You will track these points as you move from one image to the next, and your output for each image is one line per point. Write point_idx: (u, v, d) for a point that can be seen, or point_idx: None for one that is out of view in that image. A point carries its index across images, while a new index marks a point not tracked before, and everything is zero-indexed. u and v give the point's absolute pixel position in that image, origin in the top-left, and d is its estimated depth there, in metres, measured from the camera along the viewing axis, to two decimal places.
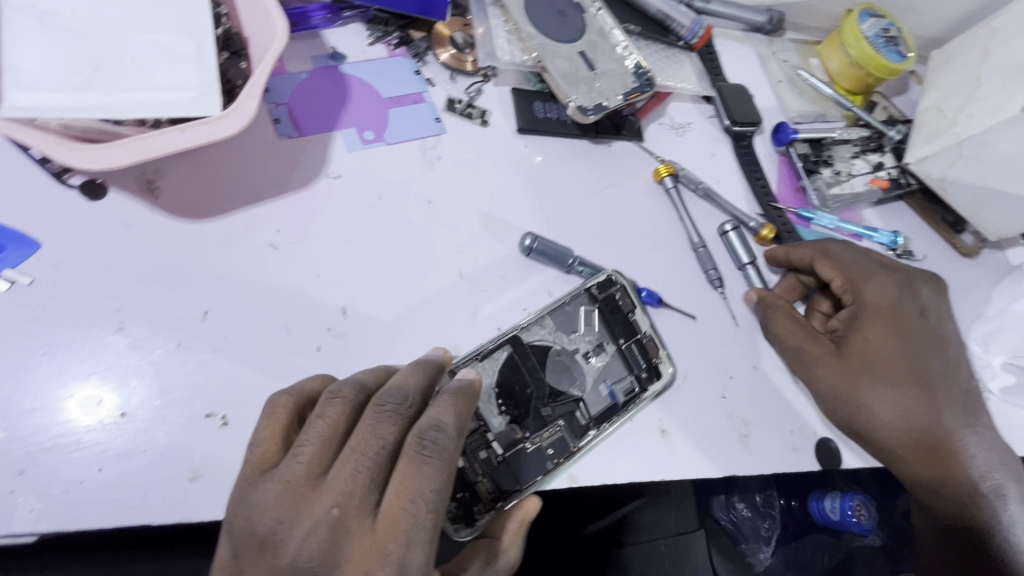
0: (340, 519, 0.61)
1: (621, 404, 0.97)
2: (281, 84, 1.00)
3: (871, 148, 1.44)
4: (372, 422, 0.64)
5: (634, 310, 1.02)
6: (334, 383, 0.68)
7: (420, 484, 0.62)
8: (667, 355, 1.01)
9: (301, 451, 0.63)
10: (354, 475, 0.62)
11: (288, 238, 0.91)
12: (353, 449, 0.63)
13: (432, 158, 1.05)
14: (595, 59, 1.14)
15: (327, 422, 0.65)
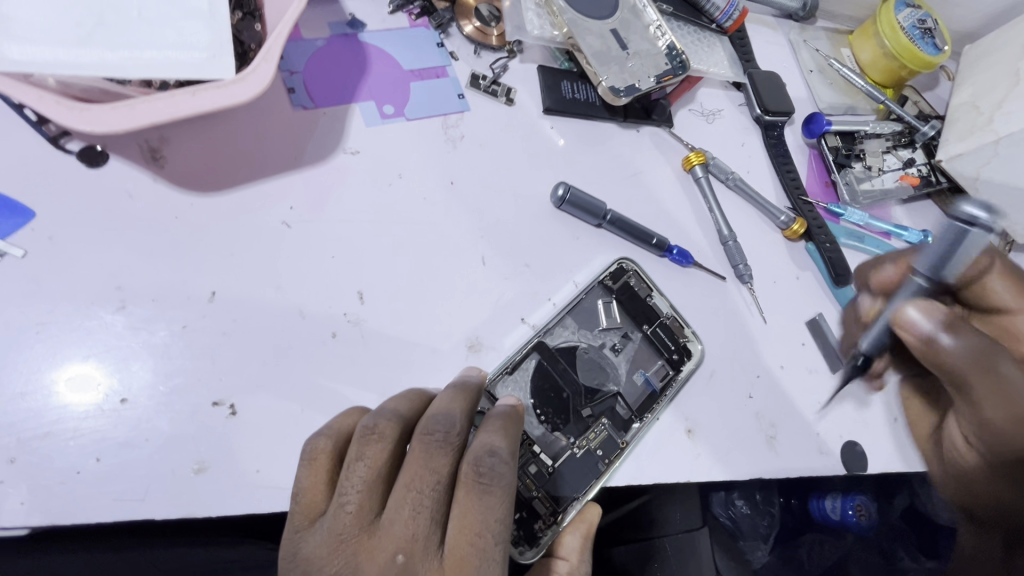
0: (406, 564, 0.60)
1: (657, 386, 0.95)
2: (296, 50, 0.94)
3: (903, 143, 1.38)
4: (420, 456, 0.63)
5: (653, 292, 0.99)
6: (368, 419, 0.65)
7: (481, 520, 0.62)
8: (693, 333, 0.99)
9: (349, 497, 0.62)
10: (413, 515, 0.62)
11: (303, 216, 0.85)
12: (408, 487, 0.63)
13: (454, 136, 0.99)
14: (628, 38, 1.08)
15: (372, 463, 0.63)
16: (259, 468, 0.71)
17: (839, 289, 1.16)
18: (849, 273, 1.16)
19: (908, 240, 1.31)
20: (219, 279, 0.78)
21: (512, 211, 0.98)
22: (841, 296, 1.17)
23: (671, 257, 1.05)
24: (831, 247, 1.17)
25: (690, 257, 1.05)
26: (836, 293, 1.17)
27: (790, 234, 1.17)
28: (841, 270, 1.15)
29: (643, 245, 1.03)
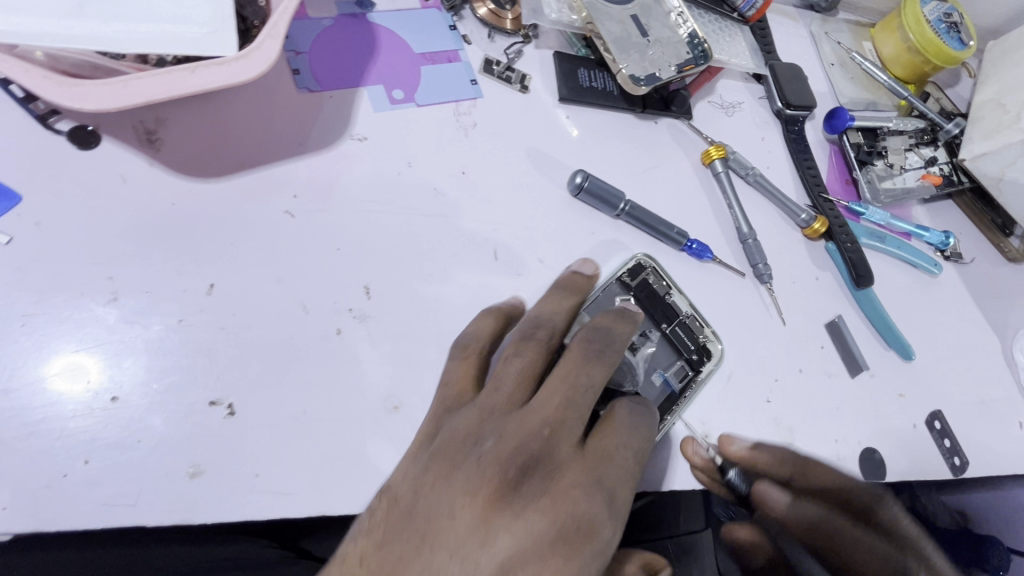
0: (551, 437, 0.66)
1: (678, 388, 0.91)
2: (300, 29, 0.88)
3: (925, 141, 1.34)
4: (586, 362, 0.73)
5: (672, 288, 0.96)
6: (528, 325, 0.77)
7: (627, 426, 0.72)
8: (712, 332, 0.96)
9: (501, 386, 0.70)
10: (567, 396, 0.69)
11: (307, 205, 0.80)
12: (568, 378, 0.71)
13: (466, 124, 0.94)
14: (649, 24, 1.03)
15: (535, 360, 0.73)
16: (258, 473, 0.67)
17: (860, 290, 1.13)
18: (869, 274, 1.12)
19: (929, 241, 1.27)
20: (218, 271, 0.73)
21: (526, 203, 0.93)
22: (861, 298, 1.13)
23: (690, 252, 1.01)
24: (853, 247, 1.13)
25: (708, 252, 1.01)
26: (857, 294, 1.14)
27: (811, 232, 1.13)
28: (863, 270, 1.12)
29: (662, 238, 0.99)
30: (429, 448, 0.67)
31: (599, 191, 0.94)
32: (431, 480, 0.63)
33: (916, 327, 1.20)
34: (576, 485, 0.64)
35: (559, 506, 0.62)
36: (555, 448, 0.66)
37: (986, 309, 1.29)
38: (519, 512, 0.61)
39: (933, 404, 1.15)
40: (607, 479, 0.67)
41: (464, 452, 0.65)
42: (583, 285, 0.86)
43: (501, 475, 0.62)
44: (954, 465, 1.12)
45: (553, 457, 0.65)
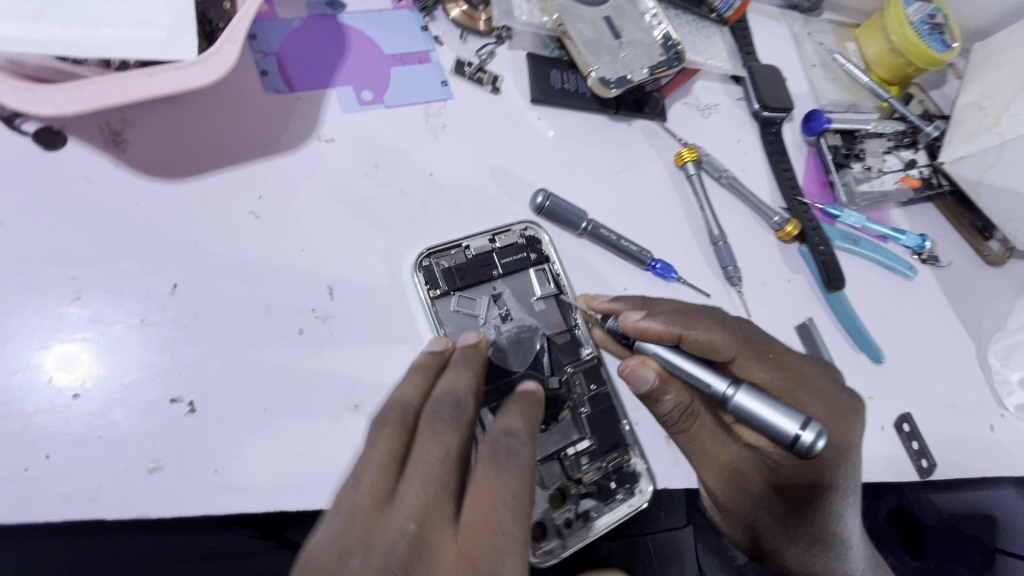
0: (418, 533, 0.60)
1: (567, 303, 0.92)
2: (269, 30, 0.89)
3: (905, 143, 1.33)
4: (442, 427, 0.67)
5: (460, 241, 0.88)
6: (389, 408, 0.69)
7: (501, 488, 0.63)
8: (511, 227, 0.92)
9: (359, 483, 0.64)
10: (431, 477, 0.63)
11: (272, 206, 0.81)
12: (413, 477, 0.64)
13: (436, 125, 0.95)
14: (622, 26, 1.03)
15: (392, 449, 0.66)
16: (218, 469, 0.69)
17: (832, 293, 1.13)
18: (841, 277, 1.13)
19: (906, 244, 1.27)
20: (181, 271, 0.75)
21: (494, 204, 0.94)
22: (833, 301, 1.14)
23: (654, 272, 1.01)
24: (825, 250, 1.14)
25: (673, 272, 1.01)
26: (829, 297, 1.14)
27: (783, 235, 1.13)
28: (834, 273, 1.12)
29: (625, 258, 0.99)
30: (302, 568, 0.58)
31: (558, 213, 0.93)
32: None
33: (889, 330, 1.21)
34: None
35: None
36: (428, 542, 0.60)
37: (962, 313, 1.30)
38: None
39: (902, 406, 1.16)
40: (496, 565, 0.59)
41: (337, 569, 0.57)
42: (432, 363, 0.76)
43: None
44: (921, 468, 1.13)
45: (431, 558, 0.59)
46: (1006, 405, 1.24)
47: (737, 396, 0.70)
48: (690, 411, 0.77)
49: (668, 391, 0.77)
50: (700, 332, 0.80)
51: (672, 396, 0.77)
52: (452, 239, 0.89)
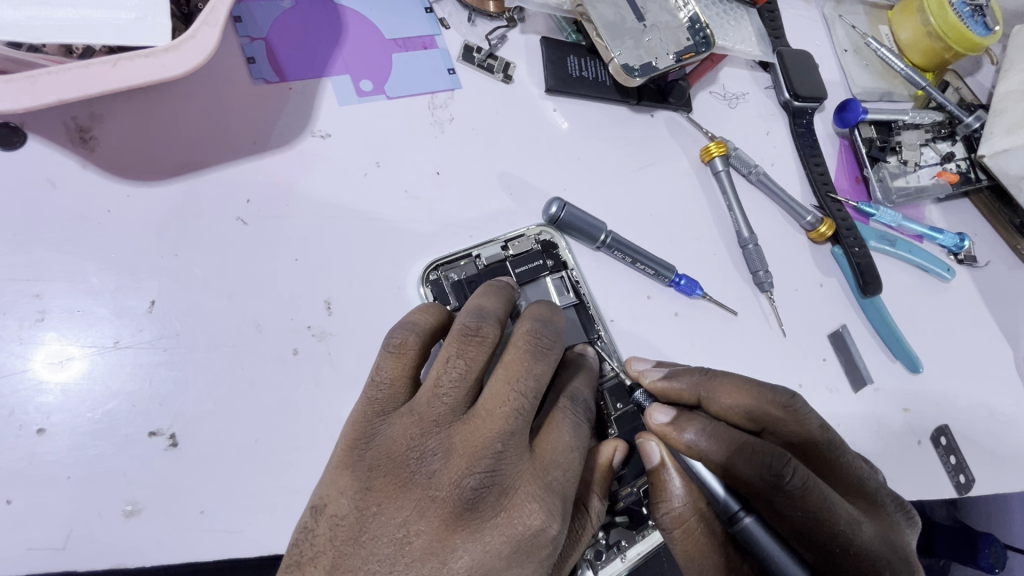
0: (503, 454, 0.57)
1: (587, 313, 0.83)
2: (255, 12, 0.79)
3: (942, 135, 1.24)
4: (527, 358, 0.60)
5: (470, 250, 0.79)
6: (473, 318, 0.61)
7: (571, 433, 0.63)
8: (521, 232, 0.83)
9: (442, 393, 0.59)
10: (516, 407, 0.58)
11: (261, 210, 0.73)
12: (498, 382, 0.59)
13: (442, 119, 0.86)
14: (646, 7, 0.94)
15: (475, 363, 0.60)
16: (204, 510, 0.62)
17: (866, 298, 1.05)
18: (877, 280, 1.04)
19: (942, 243, 1.19)
20: (160, 288, 0.67)
21: (506, 206, 0.86)
22: (868, 306, 1.06)
23: (677, 288, 0.92)
24: (860, 251, 1.05)
25: (699, 288, 0.92)
26: (863, 301, 1.06)
27: (817, 235, 1.05)
28: (870, 277, 1.04)
29: (647, 272, 0.91)
30: (362, 471, 0.57)
31: (574, 226, 0.84)
32: (375, 504, 0.56)
33: (925, 337, 1.13)
34: (532, 499, 0.57)
35: (514, 528, 0.56)
36: (508, 465, 0.58)
37: (999, 317, 1.22)
38: (477, 531, 0.56)
39: (939, 418, 1.09)
40: (559, 487, 0.59)
41: (405, 476, 0.57)
42: (480, 324, 0.61)
43: (449, 498, 0.56)
44: (959, 484, 1.06)
45: (503, 477, 0.57)
46: None
47: (744, 522, 0.62)
48: (684, 521, 0.66)
49: (671, 487, 0.68)
50: (732, 465, 0.62)
51: (672, 504, 0.67)
52: (460, 249, 0.81)
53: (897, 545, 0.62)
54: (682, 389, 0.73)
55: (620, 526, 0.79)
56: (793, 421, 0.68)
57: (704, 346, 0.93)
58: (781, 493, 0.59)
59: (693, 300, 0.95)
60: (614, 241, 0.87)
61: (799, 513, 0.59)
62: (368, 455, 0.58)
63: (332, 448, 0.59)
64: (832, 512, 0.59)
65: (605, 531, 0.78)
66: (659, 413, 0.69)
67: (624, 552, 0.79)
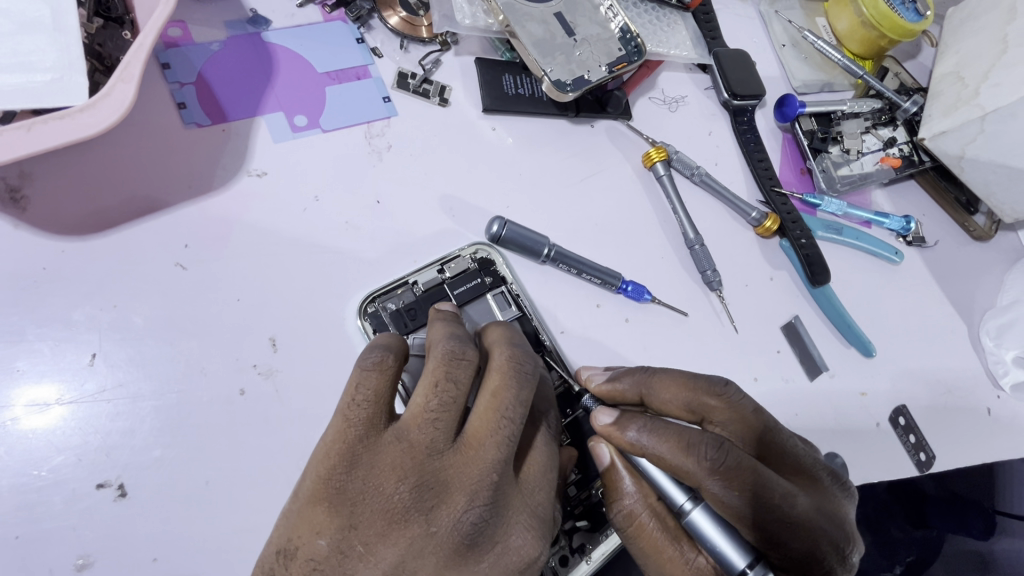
0: (497, 487, 0.59)
1: (531, 326, 0.85)
2: (183, 58, 0.81)
3: (883, 121, 1.26)
4: (512, 385, 0.62)
5: (406, 277, 0.81)
6: (456, 344, 0.62)
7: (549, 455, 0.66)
8: (459, 252, 0.85)
9: (432, 426, 0.59)
10: (508, 438, 0.59)
11: (199, 254, 0.74)
12: (487, 414, 0.60)
13: (379, 147, 0.87)
14: (575, 22, 0.96)
15: (462, 388, 0.61)
16: (157, 557, 0.63)
17: (817, 288, 1.07)
18: (825, 270, 1.07)
19: (890, 227, 1.21)
20: (100, 341, 0.68)
21: (448, 228, 0.88)
22: (819, 295, 1.08)
23: (626, 294, 0.94)
24: (807, 243, 1.08)
25: (646, 293, 0.94)
26: (814, 291, 1.08)
27: (763, 230, 1.07)
28: (818, 268, 1.06)
29: (594, 280, 0.93)
30: (348, 509, 0.57)
31: (515, 243, 0.86)
32: (365, 543, 0.57)
33: (878, 321, 1.16)
34: (523, 526, 0.61)
35: (507, 557, 0.60)
36: (502, 497, 0.60)
37: (951, 293, 1.25)
38: (473, 564, 0.59)
39: (898, 400, 1.11)
40: (544, 512, 0.63)
41: (396, 512, 0.57)
42: (459, 351, 0.62)
43: (447, 535, 0.57)
44: (920, 461, 1.09)
45: (498, 510, 0.59)
46: (1004, 386, 1.20)
47: (692, 513, 0.63)
48: (637, 518, 0.68)
49: (623, 485, 0.70)
50: (674, 457, 0.63)
51: (624, 502, 0.69)
52: (397, 276, 0.82)
53: (833, 515, 0.64)
54: (624, 390, 0.75)
55: (582, 530, 0.78)
56: (727, 410, 0.70)
57: (656, 348, 0.95)
58: (717, 476, 0.61)
59: (643, 305, 0.97)
60: (557, 254, 0.89)
61: (737, 495, 0.60)
62: (353, 493, 0.57)
63: (305, 480, 0.58)
64: (770, 489, 0.61)
65: (567, 538, 0.77)
66: (606, 414, 0.70)
67: (589, 556, 0.77)
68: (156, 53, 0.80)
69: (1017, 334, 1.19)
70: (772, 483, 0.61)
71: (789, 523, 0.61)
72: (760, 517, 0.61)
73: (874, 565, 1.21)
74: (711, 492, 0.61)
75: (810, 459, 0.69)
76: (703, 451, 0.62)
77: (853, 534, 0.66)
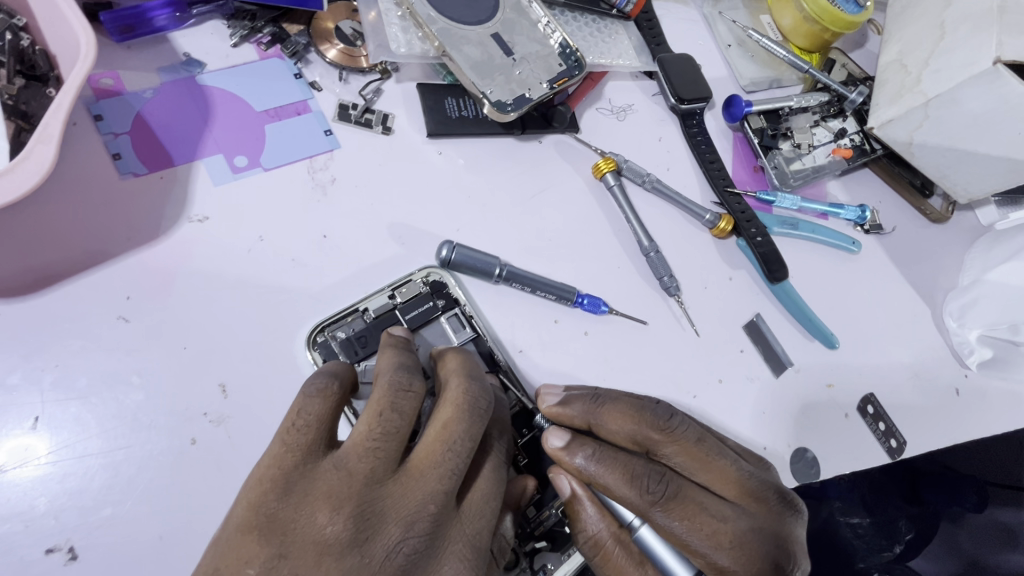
0: (435, 517, 0.59)
1: (486, 346, 0.85)
2: (118, 109, 0.81)
3: (832, 113, 1.25)
4: (460, 417, 0.63)
5: (357, 304, 0.80)
6: (404, 375, 0.64)
7: (493, 483, 0.65)
8: (410, 277, 0.85)
9: (374, 452, 0.59)
10: (450, 466, 0.60)
11: (142, 306, 0.74)
12: (431, 444, 0.61)
13: (323, 181, 0.87)
14: (513, 41, 0.97)
15: (407, 417, 0.62)
16: None
17: (776, 285, 1.08)
18: (783, 266, 1.07)
19: (845, 218, 1.21)
20: (42, 403, 0.68)
21: (399, 256, 0.88)
22: (778, 292, 1.09)
23: (582, 307, 0.95)
24: (762, 240, 1.09)
25: (602, 304, 0.95)
26: (773, 288, 1.09)
27: (718, 232, 1.08)
28: (775, 264, 1.07)
29: (549, 296, 0.93)
30: (277, 540, 0.55)
31: (465, 266, 0.87)
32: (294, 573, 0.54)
33: (842, 311, 1.16)
34: (460, 558, 0.60)
35: None
36: (440, 527, 0.60)
37: (913, 278, 1.22)
38: None
39: (866, 388, 1.12)
40: (484, 542, 0.62)
41: (327, 543, 0.55)
42: (405, 382, 0.64)
43: (381, 565, 0.56)
44: (892, 448, 1.09)
45: (434, 540, 0.59)
46: (971, 365, 1.17)
47: (640, 529, 0.69)
48: (602, 546, 0.70)
49: (585, 515, 0.71)
50: (618, 487, 0.67)
51: (588, 530, 0.71)
52: (349, 303, 0.82)
53: (777, 537, 0.66)
54: (573, 414, 0.75)
55: (543, 551, 0.78)
56: (670, 442, 0.71)
57: (618, 359, 0.96)
58: (657, 508, 0.65)
59: (602, 316, 0.97)
60: (509, 274, 0.89)
61: (678, 524, 0.64)
62: (285, 522, 0.55)
63: (234, 509, 0.56)
64: (710, 513, 0.65)
65: (528, 560, 0.77)
66: (558, 433, 0.71)
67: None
68: (89, 106, 0.80)
69: (980, 313, 1.15)
70: (711, 506, 0.66)
71: (734, 548, 0.64)
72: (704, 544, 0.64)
73: (871, 545, 1.17)
74: (655, 519, 0.65)
75: (755, 482, 0.69)
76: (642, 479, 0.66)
77: (800, 553, 0.68)
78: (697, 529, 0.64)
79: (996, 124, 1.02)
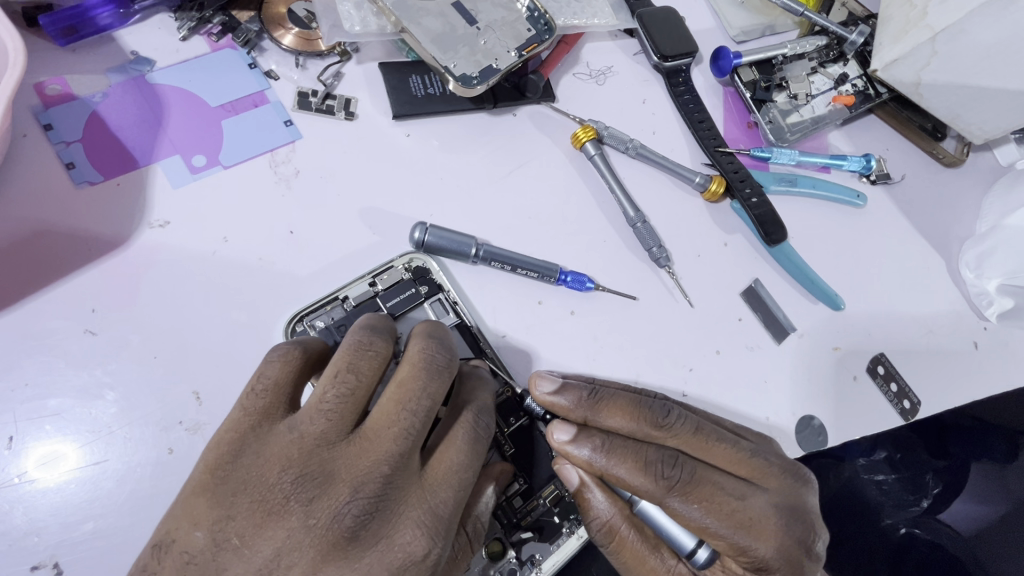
0: (387, 482, 0.57)
1: (471, 330, 0.82)
2: (67, 116, 0.78)
3: (832, 58, 1.15)
4: (419, 378, 0.61)
5: (336, 294, 0.78)
6: (365, 334, 0.63)
7: (460, 453, 0.62)
8: (395, 263, 0.82)
9: (328, 413, 0.58)
10: (405, 425, 0.59)
11: (108, 317, 0.73)
12: (387, 405, 0.60)
13: (286, 174, 0.84)
14: (477, 9, 0.91)
15: (363, 377, 0.60)
16: None
17: (774, 247, 1.02)
18: (781, 228, 1.01)
19: (850, 169, 1.13)
20: (16, 423, 0.68)
21: (372, 245, 0.85)
22: (778, 254, 1.03)
23: (566, 285, 0.91)
24: (757, 201, 1.02)
25: (587, 279, 0.90)
26: (772, 250, 1.03)
27: (710, 195, 1.02)
28: (771, 226, 1.00)
29: (531, 276, 0.90)
30: (228, 499, 0.56)
31: (441, 248, 0.83)
32: (241, 535, 0.55)
33: (848, 270, 1.10)
34: (415, 525, 0.58)
35: (394, 555, 0.57)
36: (394, 492, 0.58)
37: (926, 228, 1.15)
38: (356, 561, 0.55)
39: (875, 348, 1.06)
40: (446, 511, 0.59)
41: (275, 499, 0.56)
42: (370, 345, 0.62)
43: (327, 528, 0.55)
44: (905, 409, 1.04)
45: (386, 504, 0.57)
46: (990, 317, 1.10)
47: (641, 504, 0.69)
48: (616, 530, 0.70)
49: (594, 501, 0.70)
50: (632, 477, 0.65)
51: (601, 517, 0.70)
52: (328, 293, 0.79)
53: (791, 508, 0.67)
54: (569, 406, 0.70)
55: (531, 541, 0.76)
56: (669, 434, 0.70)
57: (608, 336, 0.92)
58: (674, 493, 0.65)
59: (589, 294, 0.93)
60: (487, 253, 0.86)
61: (695, 509, 0.64)
62: (236, 483, 0.56)
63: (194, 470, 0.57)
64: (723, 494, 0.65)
65: (515, 550, 0.75)
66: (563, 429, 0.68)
67: (539, 566, 0.76)
68: (37, 115, 0.78)
69: (999, 260, 1.07)
70: (721, 487, 0.66)
71: (748, 523, 0.65)
72: (720, 525, 0.64)
73: (897, 502, 1.11)
74: (676, 502, 0.65)
75: (762, 458, 0.70)
76: (657, 468, 0.65)
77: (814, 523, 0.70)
78: (715, 512, 0.64)
79: (1009, 55, 0.94)
